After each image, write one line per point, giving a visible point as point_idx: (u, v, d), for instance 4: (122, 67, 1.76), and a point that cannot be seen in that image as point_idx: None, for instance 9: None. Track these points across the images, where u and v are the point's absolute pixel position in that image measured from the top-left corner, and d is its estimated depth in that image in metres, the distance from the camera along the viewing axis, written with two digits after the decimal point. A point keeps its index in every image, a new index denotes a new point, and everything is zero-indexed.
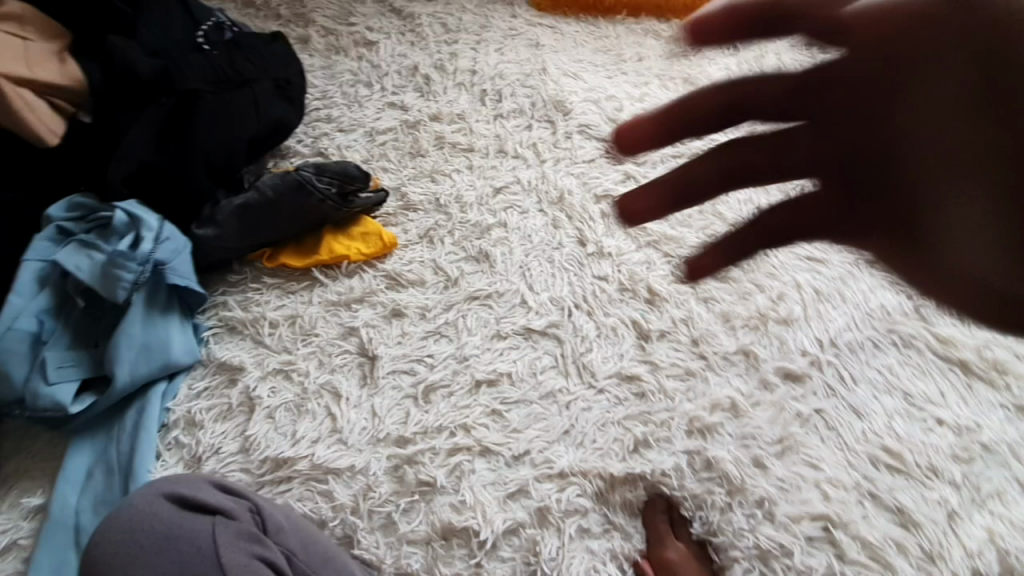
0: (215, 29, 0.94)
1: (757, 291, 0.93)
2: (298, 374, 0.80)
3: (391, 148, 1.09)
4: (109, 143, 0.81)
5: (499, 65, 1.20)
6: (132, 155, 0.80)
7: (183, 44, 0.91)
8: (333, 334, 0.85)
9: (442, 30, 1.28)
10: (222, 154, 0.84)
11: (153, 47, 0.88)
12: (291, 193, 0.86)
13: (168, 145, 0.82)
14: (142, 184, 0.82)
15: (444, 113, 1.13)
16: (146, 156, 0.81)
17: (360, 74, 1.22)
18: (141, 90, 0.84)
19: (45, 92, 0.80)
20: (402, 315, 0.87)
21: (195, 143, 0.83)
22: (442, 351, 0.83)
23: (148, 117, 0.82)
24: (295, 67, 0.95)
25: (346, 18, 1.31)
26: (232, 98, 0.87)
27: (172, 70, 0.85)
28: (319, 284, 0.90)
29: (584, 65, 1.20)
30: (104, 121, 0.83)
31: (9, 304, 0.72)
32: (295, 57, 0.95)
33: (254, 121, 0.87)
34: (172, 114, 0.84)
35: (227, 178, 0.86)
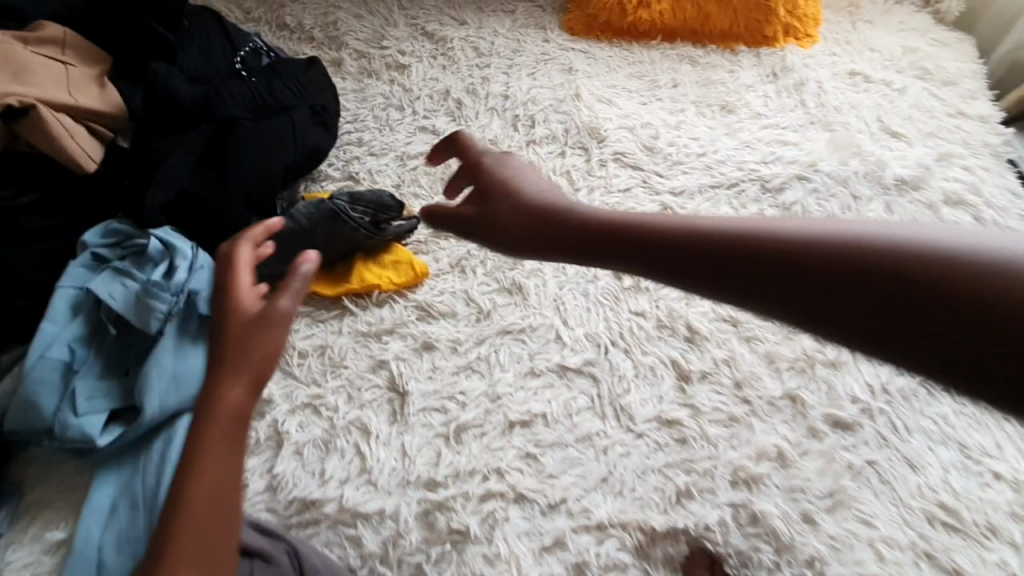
0: (252, 55, 0.94)
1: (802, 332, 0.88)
2: (327, 409, 0.78)
3: (423, 174, 1.07)
4: (147, 169, 0.81)
5: (532, 90, 1.18)
6: (170, 181, 0.80)
7: (222, 70, 0.91)
8: (362, 367, 0.83)
9: (473, 53, 1.27)
10: (259, 181, 0.84)
11: (194, 75, 0.89)
12: (326, 222, 0.87)
13: (207, 173, 0.82)
14: (179, 211, 0.81)
15: (476, 139, 1.11)
16: (185, 184, 0.80)
17: (392, 98, 1.21)
18: (181, 118, 0.84)
19: (84, 117, 0.80)
20: (433, 348, 0.84)
21: (233, 171, 0.82)
22: (474, 388, 0.80)
23: (187, 144, 0.82)
24: (330, 93, 0.95)
25: (379, 42, 1.31)
26: (270, 125, 0.87)
27: (212, 99, 0.85)
28: (349, 314, 0.88)
29: (618, 90, 1.17)
30: (143, 147, 0.82)
31: (43, 332, 0.71)
32: (331, 82, 0.95)
33: (291, 148, 0.87)
34: (211, 141, 0.84)
35: (263, 206, 0.86)
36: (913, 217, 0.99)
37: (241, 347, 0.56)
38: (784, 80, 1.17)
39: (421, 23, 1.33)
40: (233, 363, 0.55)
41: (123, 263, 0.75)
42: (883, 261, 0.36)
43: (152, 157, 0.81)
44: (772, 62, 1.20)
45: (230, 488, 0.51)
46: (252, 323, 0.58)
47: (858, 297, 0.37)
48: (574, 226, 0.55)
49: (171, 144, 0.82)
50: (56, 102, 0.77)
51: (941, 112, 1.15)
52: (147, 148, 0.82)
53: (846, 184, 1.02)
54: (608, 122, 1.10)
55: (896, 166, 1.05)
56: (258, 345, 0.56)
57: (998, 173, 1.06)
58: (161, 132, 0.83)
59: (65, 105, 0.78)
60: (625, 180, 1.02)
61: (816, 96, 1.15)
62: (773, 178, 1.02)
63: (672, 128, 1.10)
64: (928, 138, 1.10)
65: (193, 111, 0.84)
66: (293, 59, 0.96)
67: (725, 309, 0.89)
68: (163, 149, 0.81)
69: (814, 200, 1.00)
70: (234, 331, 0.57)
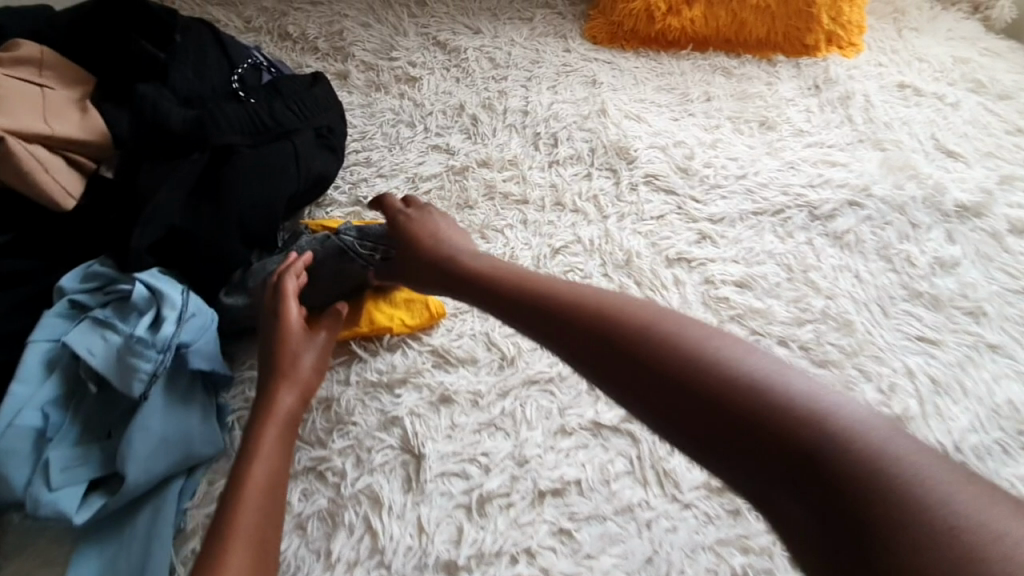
0: (252, 71, 0.86)
1: (862, 381, 0.79)
2: (333, 474, 0.70)
3: (436, 199, 0.98)
4: (135, 205, 0.72)
5: (553, 105, 1.09)
6: (159, 218, 0.71)
7: (218, 88, 0.83)
8: (372, 424, 0.74)
9: (489, 65, 1.18)
10: (259, 214, 0.75)
11: (188, 96, 0.80)
12: (331, 261, 0.78)
13: (201, 207, 0.73)
14: (170, 250, 0.73)
15: (494, 159, 1.02)
16: (177, 219, 0.72)
17: (402, 114, 1.12)
18: (173, 146, 0.76)
19: (62, 147, 0.73)
20: (451, 402, 0.76)
21: (230, 204, 0.73)
22: (498, 449, 0.71)
23: (179, 175, 0.73)
24: (337, 112, 0.87)
25: (388, 53, 1.22)
26: (271, 151, 0.78)
27: (207, 121, 0.76)
28: (358, 360, 0.79)
29: (647, 104, 1.08)
30: (131, 179, 0.74)
31: (13, 394, 0.63)
32: (338, 100, 0.87)
33: (295, 176, 0.79)
34: (205, 171, 0.75)
35: (263, 241, 0.77)
36: (976, 247, 0.90)
37: (293, 367, 0.68)
38: (828, 93, 1.08)
39: (433, 32, 1.25)
40: (287, 376, 0.67)
41: (104, 312, 0.67)
42: (662, 364, 0.48)
43: (140, 191, 0.72)
44: (814, 73, 1.10)
45: (280, 478, 0.60)
46: (304, 343, 0.70)
47: (658, 386, 0.48)
48: (486, 290, 0.66)
49: (161, 177, 0.73)
50: (28, 133, 0.70)
51: (1001, 128, 1.04)
52: (135, 180, 0.73)
53: (903, 211, 0.93)
54: (638, 141, 1.01)
55: (955, 189, 0.95)
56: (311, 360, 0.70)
57: None
58: (150, 161, 0.75)
59: (38, 136, 0.71)
60: (658, 206, 0.93)
61: (864, 111, 1.06)
62: (822, 204, 0.92)
63: (707, 147, 0.99)
64: (988, 157, 1.00)
65: (185, 137, 0.76)
66: (296, 75, 0.87)
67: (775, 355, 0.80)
68: (152, 181, 0.73)
69: (869, 229, 0.91)
70: (288, 353, 0.69)
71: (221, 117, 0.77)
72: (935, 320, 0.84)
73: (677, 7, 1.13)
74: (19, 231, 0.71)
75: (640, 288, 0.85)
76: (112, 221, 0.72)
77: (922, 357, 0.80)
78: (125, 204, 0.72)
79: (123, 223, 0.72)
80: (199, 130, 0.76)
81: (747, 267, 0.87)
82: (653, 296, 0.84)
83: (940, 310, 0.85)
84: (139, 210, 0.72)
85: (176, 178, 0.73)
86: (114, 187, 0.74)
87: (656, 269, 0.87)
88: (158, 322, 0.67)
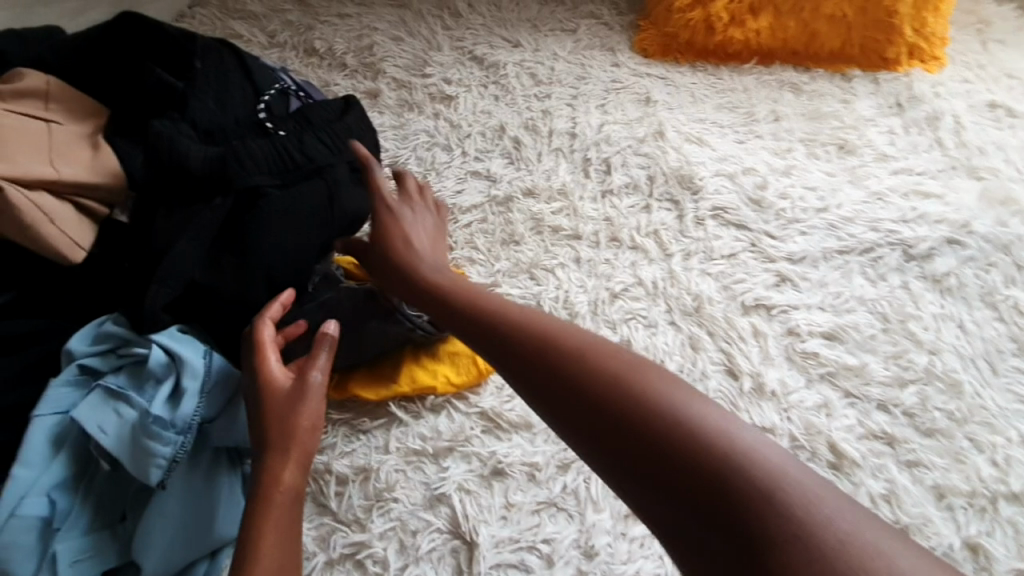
0: (279, 97, 0.77)
1: (978, 453, 0.68)
2: (374, 563, 0.62)
3: (479, 232, 0.90)
4: (151, 257, 0.65)
5: (603, 128, 1.00)
6: (177, 274, 0.63)
7: (241, 118, 0.75)
8: (415, 501, 0.65)
9: (531, 82, 1.10)
10: (289, 265, 0.68)
11: (209, 130, 0.72)
12: (376, 323, 0.70)
13: (224, 259, 0.66)
14: (192, 307, 0.65)
15: (540, 188, 0.93)
16: (199, 274, 0.65)
17: (437, 136, 1.04)
18: (192, 188, 0.68)
19: (68, 192, 0.65)
20: (505, 475, 0.67)
21: (256, 257, 0.66)
22: (560, 535, 0.62)
23: (199, 222, 0.66)
24: (372, 142, 0.79)
25: (421, 68, 1.14)
26: (300, 191, 0.69)
27: (230, 159, 0.68)
28: (398, 424, 0.70)
29: (707, 126, 0.98)
30: (147, 226, 0.66)
31: (13, 480, 0.55)
32: (373, 129, 0.79)
33: (328, 220, 0.71)
34: (227, 217, 0.67)
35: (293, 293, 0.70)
36: None
37: (280, 427, 0.57)
38: (912, 112, 0.97)
39: (469, 46, 1.17)
40: (279, 447, 0.56)
41: (118, 381, 0.60)
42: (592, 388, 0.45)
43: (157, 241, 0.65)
44: (895, 89, 0.99)
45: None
46: (286, 399, 0.58)
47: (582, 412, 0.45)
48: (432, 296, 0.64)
49: (179, 225, 0.66)
50: (30, 181, 0.62)
51: None
52: (151, 228, 0.66)
53: (1010, 250, 0.81)
54: (701, 168, 0.91)
55: None
56: (298, 411, 0.58)
57: None
58: (168, 206, 0.67)
59: (41, 182, 0.63)
60: (729, 243, 0.83)
61: (954, 133, 0.94)
62: (917, 241, 0.82)
63: (780, 174, 0.90)
64: None
65: (206, 178, 0.68)
66: (327, 100, 0.78)
67: (874, 422, 0.69)
68: (170, 230, 0.65)
69: (972, 271, 0.80)
70: (270, 414, 0.58)
71: (244, 153, 0.69)
72: None
73: (740, 16, 1.03)
74: (26, 288, 0.64)
75: (713, 339, 0.75)
76: (128, 275, 0.65)
77: None
78: (140, 256, 0.65)
79: (139, 277, 0.65)
80: (220, 170, 0.68)
81: (835, 316, 0.76)
82: (729, 349, 0.74)
83: None
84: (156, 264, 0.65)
85: (196, 225, 0.65)
86: (128, 234, 0.67)
87: (731, 317, 0.77)
88: (177, 393, 0.59)
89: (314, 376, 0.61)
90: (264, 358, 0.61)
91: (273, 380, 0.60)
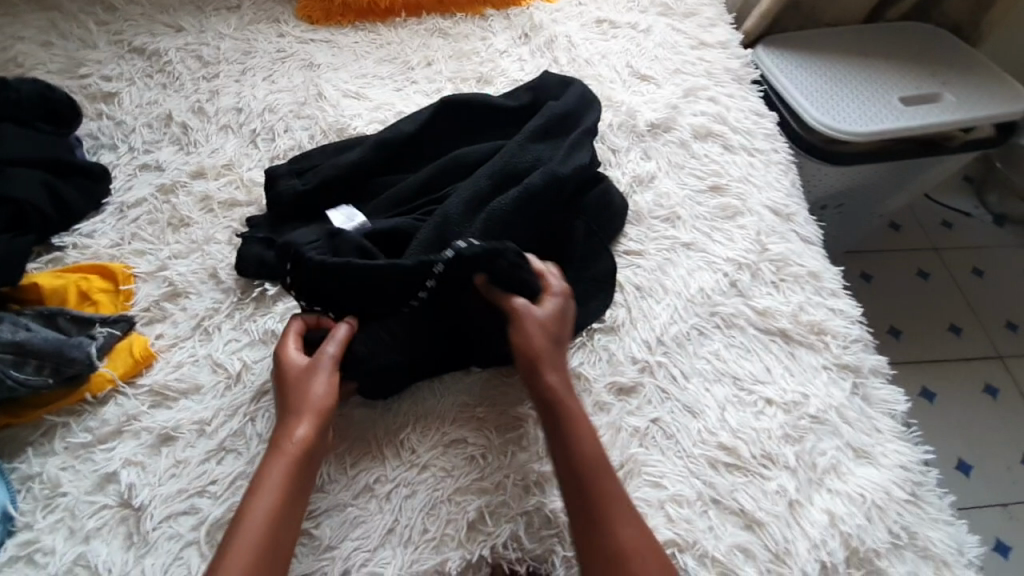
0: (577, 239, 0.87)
1: (583, 301, 0.84)
2: (44, 554, 0.65)
3: (145, 223, 0.92)
4: (556, 245, 0.88)
5: (267, 97, 1.05)
6: (511, 200, 0.80)
7: (589, 239, 0.88)
8: (84, 488, 0.69)
9: (197, 64, 1.12)
10: (553, 237, 0.88)
11: (553, 238, 0.88)
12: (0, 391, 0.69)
13: (541, 245, 0.87)
14: (532, 218, 0.82)
15: (207, 168, 0.97)
16: (520, 208, 0.80)
17: (103, 137, 1.03)
18: (473, 121, 0.96)
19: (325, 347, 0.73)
20: (174, 440, 0.72)
21: (535, 234, 0.85)
22: (228, 472, 0.69)
23: (505, 210, 0.80)
24: (586, 241, 0.88)
25: (75, 70, 1.10)
26: (544, 82, 0.99)
27: (523, 210, 0.81)
28: (63, 427, 0.73)
29: (367, 80, 1.09)
30: (524, 225, 0.81)
31: None
32: (604, 246, 0.88)
33: (485, 197, 0.83)
34: (589, 155, 0.89)
35: (526, 207, 0.81)
36: (669, 160, 1.00)
37: (286, 452, 0.64)
38: (535, 39, 1.15)
39: (128, 37, 1.15)
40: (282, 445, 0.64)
41: None
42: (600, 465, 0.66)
43: (521, 232, 0.82)
44: (522, 22, 1.17)
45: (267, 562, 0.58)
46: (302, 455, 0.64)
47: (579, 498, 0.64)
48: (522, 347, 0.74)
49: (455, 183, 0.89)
50: None
51: (685, 46, 1.15)
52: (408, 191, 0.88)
53: (604, 139, 1.01)
54: (356, 119, 1.02)
55: (646, 110, 1.04)
56: (320, 439, 0.67)
57: (740, 96, 1.09)
58: (456, 175, 0.90)
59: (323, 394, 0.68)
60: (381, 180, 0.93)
61: (567, 51, 1.13)
62: None
63: None
64: (676, 74, 1.10)
65: (475, 110, 0.95)
66: (83, 162, 0.94)
67: None
68: (505, 211, 0.80)
69: None
70: (276, 447, 0.64)
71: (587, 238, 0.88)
72: (639, 232, 0.92)
73: None
74: None
75: None
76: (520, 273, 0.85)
77: (628, 268, 0.88)
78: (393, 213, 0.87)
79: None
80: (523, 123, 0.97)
81: None
82: None
83: (644, 223, 0.93)
84: (551, 245, 0.88)
85: (526, 220, 0.81)
86: (268, 209, 0.89)
87: None
88: None
89: (332, 397, 0.68)
90: (293, 380, 0.69)
91: (310, 401, 0.67)
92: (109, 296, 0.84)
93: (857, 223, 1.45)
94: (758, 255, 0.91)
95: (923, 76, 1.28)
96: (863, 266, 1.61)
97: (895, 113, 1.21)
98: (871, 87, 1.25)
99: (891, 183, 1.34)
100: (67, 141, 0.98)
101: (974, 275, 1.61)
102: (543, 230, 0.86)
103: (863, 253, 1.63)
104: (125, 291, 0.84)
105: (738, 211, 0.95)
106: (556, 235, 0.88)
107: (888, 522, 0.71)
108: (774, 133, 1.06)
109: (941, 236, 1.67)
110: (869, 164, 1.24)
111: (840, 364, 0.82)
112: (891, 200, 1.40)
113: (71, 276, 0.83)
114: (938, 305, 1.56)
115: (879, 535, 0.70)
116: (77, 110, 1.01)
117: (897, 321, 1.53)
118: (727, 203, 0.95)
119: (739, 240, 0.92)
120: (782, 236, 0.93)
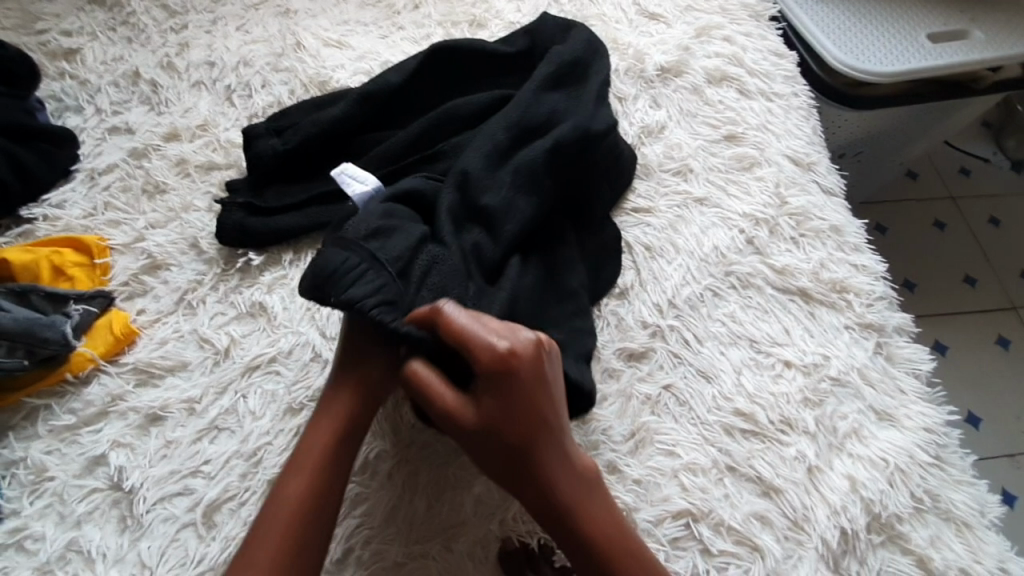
0: (593, 204, 0.81)
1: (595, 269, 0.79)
2: (34, 541, 0.62)
3: (118, 191, 0.85)
4: (574, 210, 0.81)
5: (241, 49, 0.97)
6: (541, 149, 0.75)
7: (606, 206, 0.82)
8: (72, 472, 0.66)
9: (163, 14, 1.02)
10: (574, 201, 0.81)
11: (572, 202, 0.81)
12: None
13: (565, 208, 0.81)
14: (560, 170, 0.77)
15: (181, 129, 0.90)
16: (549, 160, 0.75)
17: (66, 99, 0.95)
18: (468, 72, 0.88)
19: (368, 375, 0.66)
20: (163, 420, 0.68)
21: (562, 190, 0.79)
22: (221, 452, 0.66)
23: (536, 158, 0.75)
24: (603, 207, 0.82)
25: (30, 25, 1.01)
26: (541, 24, 0.90)
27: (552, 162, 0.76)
28: (45, 410, 0.69)
29: (349, 27, 1.00)
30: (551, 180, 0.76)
31: None
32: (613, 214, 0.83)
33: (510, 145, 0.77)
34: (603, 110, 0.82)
35: (556, 158, 0.76)
36: (680, 107, 0.92)
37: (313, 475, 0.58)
38: None
39: None
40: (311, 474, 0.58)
41: None
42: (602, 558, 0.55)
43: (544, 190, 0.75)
44: None
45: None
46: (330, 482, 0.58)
47: None
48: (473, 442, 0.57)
49: (451, 137, 0.82)
50: None
51: None
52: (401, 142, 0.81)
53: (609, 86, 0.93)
54: (339, 70, 0.94)
55: (655, 53, 0.95)
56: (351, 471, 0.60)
57: (757, 34, 1.00)
58: (448, 129, 0.82)
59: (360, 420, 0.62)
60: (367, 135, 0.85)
61: None
62: None
63: None
64: (687, 12, 1.01)
65: (470, 59, 0.88)
66: (45, 126, 0.86)
67: None
68: (536, 159, 0.75)
69: None
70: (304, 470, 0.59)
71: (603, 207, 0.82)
72: (648, 188, 0.86)
73: None
74: None
75: None
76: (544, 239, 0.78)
77: (638, 227, 0.82)
78: (386, 172, 0.80)
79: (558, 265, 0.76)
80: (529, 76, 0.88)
81: None
82: None
83: (653, 177, 0.87)
84: (569, 209, 0.81)
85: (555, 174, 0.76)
86: (248, 172, 0.83)
87: None
88: None
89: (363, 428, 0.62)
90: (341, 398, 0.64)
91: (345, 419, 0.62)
92: (85, 270, 0.78)
93: (874, 172, 1.37)
94: (776, 209, 0.85)
95: (951, 11, 1.17)
96: (876, 217, 1.55)
97: (921, 51, 1.11)
98: (896, 23, 1.16)
99: (913, 128, 1.25)
100: (28, 104, 0.90)
101: (991, 225, 1.54)
102: (566, 190, 0.80)
103: (876, 205, 1.57)
104: (101, 264, 0.78)
105: (755, 161, 0.88)
106: (579, 199, 0.81)
107: (910, 486, 0.68)
108: (793, 75, 0.98)
109: (958, 184, 1.60)
110: (892, 108, 1.16)
111: (862, 323, 0.78)
112: (911, 146, 1.32)
113: (42, 250, 0.77)
114: (953, 256, 1.51)
115: (902, 500, 0.67)
116: (36, 69, 0.92)
117: (910, 273, 1.48)
118: (743, 153, 0.89)
119: (756, 193, 0.86)
120: (802, 188, 0.87)
